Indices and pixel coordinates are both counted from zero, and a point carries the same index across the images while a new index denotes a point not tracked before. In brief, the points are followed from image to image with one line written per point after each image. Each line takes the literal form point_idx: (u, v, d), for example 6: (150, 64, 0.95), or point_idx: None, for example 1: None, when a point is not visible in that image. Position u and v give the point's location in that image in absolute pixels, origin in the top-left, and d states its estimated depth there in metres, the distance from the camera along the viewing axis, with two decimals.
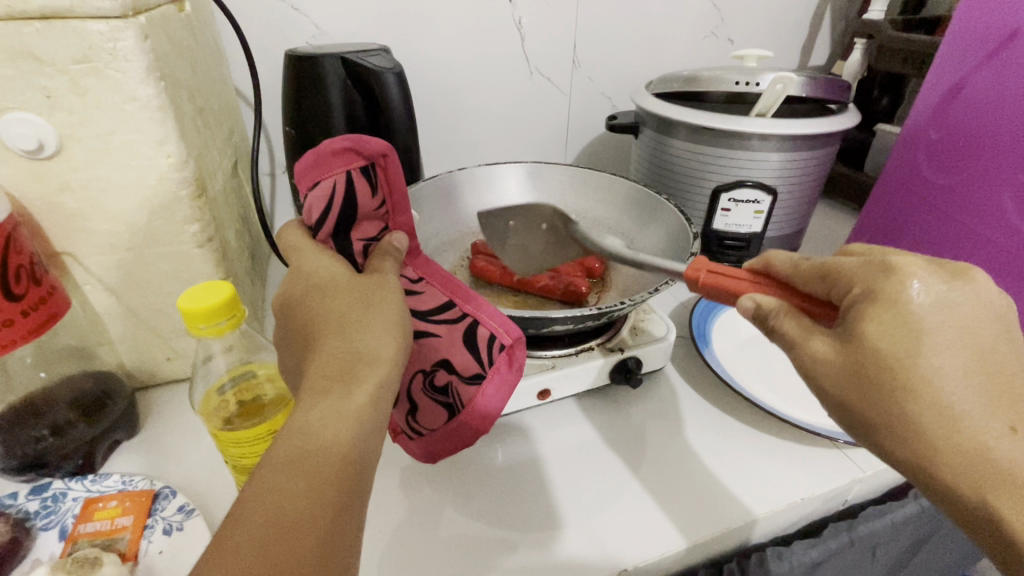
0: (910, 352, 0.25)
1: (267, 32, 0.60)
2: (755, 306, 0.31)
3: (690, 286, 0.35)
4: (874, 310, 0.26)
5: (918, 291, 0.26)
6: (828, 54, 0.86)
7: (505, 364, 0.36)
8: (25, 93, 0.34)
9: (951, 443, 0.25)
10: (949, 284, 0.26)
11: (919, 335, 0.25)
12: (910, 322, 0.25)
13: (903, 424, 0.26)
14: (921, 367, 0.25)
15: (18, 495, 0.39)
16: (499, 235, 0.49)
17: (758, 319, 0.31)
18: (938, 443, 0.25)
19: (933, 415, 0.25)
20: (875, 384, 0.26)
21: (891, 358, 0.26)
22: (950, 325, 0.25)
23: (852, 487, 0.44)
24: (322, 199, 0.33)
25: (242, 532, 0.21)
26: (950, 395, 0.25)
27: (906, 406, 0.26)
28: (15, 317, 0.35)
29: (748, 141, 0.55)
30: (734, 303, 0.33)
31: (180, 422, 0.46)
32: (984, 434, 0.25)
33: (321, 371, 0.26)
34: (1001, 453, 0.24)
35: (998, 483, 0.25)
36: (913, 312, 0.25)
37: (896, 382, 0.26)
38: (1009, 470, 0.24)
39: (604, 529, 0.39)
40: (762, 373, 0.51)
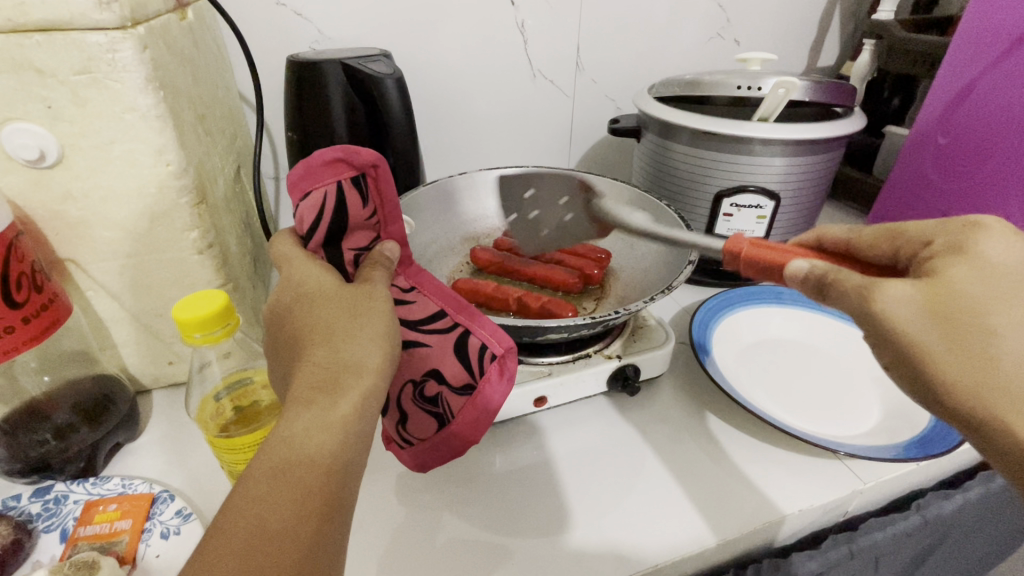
0: (996, 294, 0.25)
1: (270, 38, 0.60)
2: (811, 267, 0.30)
3: (728, 261, 0.34)
4: (955, 258, 0.27)
5: (995, 248, 0.26)
6: (836, 55, 0.85)
7: (496, 375, 0.36)
8: (26, 104, 0.34)
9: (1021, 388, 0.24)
10: (1021, 249, 0.27)
11: (1000, 283, 0.25)
12: (991, 272, 0.26)
13: (977, 368, 0.25)
14: (1002, 310, 0.25)
15: (22, 497, 0.40)
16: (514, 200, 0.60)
17: (812, 282, 0.30)
18: (1012, 390, 0.24)
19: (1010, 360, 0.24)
20: (958, 324, 0.25)
21: (973, 298, 0.25)
22: None
23: (853, 498, 0.43)
24: (312, 210, 0.33)
25: (227, 540, 0.22)
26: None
27: (987, 351, 0.25)
28: (17, 325, 0.35)
29: (752, 146, 0.54)
30: (788, 269, 0.32)
31: (181, 425, 0.47)
32: None
33: (307, 380, 0.26)
34: None
35: None
36: (991, 264, 0.26)
37: (978, 324, 0.25)
38: None
39: (599, 538, 0.39)
40: (763, 381, 0.51)
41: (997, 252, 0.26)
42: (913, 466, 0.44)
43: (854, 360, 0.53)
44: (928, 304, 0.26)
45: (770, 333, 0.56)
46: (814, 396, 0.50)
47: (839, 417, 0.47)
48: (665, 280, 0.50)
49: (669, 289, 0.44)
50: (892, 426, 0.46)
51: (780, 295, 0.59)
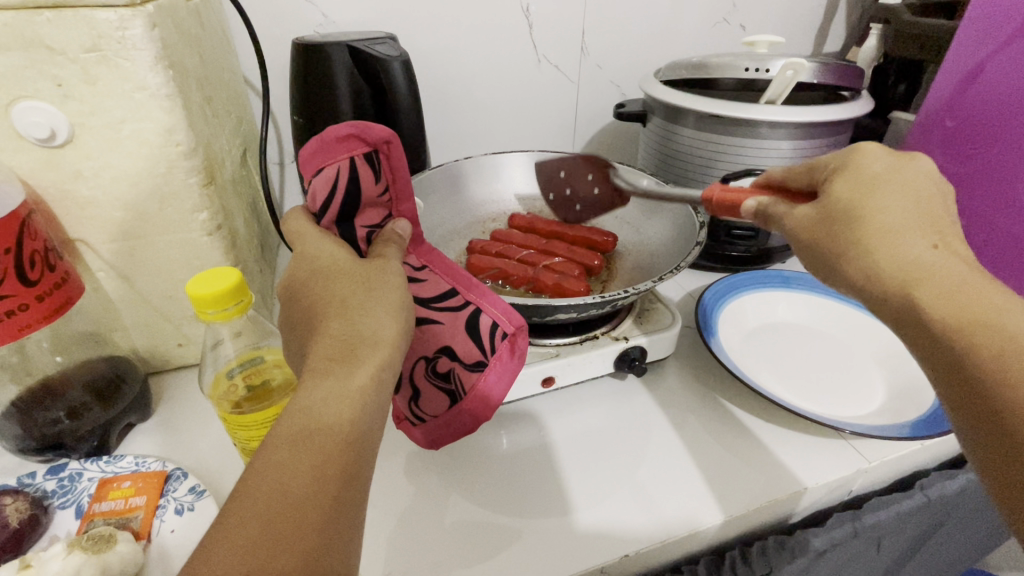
0: (863, 194, 0.30)
1: (274, 21, 0.60)
2: (757, 205, 0.36)
3: (706, 209, 0.38)
4: (841, 173, 0.31)
5: (873, 158, 0.31)
6: (843, 41, 0.84)
7: (508, 353, 0.36)
8: (37, 82, 0.34)
9: (891, 259, 0.28)
10: (896, 158, 0.31)
11: (872, 184, 0.30)
12: (868, 177, 0.30)
13: (853, 249, 0.29)
14: (870, 203, 0.29)
15: (36, 475, 0.40)
16: (551, 179, 0.53)
17: (758, 217, 0.36)
18: (881, 263, 0.28)
19: (885, 241, 0.28)
20: (841, 224, 0.30)
21: (847, 199, 0.30)
22: (893, 179, 0.30)
23: (858, 477, 0.44)
24: (325, 186, 0.33)
25: (249, 505, 0.22)
26: (892, 224, 0.29)
27: (858, 232, 0.29)
28: (30, 303, 0.35)
29: (758, 129, 0.54)
30: (740, 217, 0.37)
31: (192, 405, 0.47)
32: (917, 252, 0.28)
33: (323, 352, 0.27)
34: (928, 261, 0.27)
35: (927, 289, 0.27)
36: (866, 171, 0.31)
37: (852, 215, 0.30)
38: (936, 274, 0.27)
39: (608, 515, 0.40)
40: (769, 363, 0.51)
41: (873, 161, 0.31)
42: (917, 445, 0.45)
43: (861, 343, 0.53)
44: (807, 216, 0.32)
45: (776, 317, 0.57)
46: (820, 378, 0.50)
47: (845, 398, 0.48)
48: (673, 261, 0.50)
49: (677, 270, 0.44)
50: (897, 406, 0.46)
51: (786, 279, 0.59)
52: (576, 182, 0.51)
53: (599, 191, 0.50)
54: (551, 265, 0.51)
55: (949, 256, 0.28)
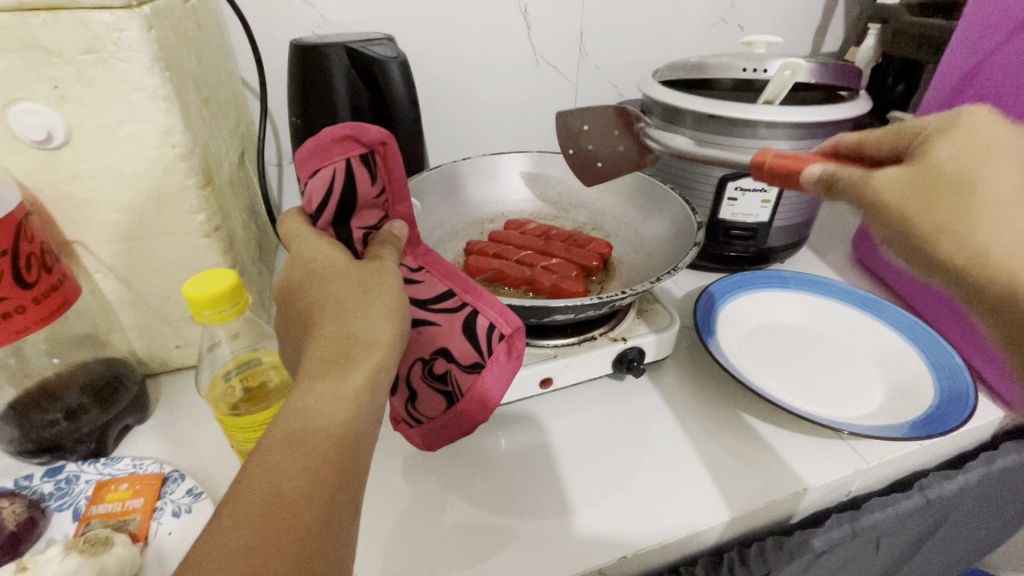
0: (963, 167, 0.23)
1: (272, 22, 0.60)
2: (824, 169, 0.28)
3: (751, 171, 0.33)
4: (944, 134, 0.24)
5: (982, 123, 0.24)
6: (841, 41, 0.84)
7: (505, 354, 0.36)
8: (33, 85, 0.34)
9: (1005, 242, 0.21)
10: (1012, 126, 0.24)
11: (982, 148, 0.23)
12: (977, 140, 0.23)
13: (950, 224, 0.22)
14: (976, 171, 0.22)
15: (34, 477, 0.40)
16: (573, 133, 0.51)
17: (822, 185, 0.29)
18: (985, 247, 0.21)
19: (993, 224, 0.21)
20: (936, 194, 0.23)
21: (943, 173, 0.23)
22: (1010, 147, 0.22)
23: (856, 478, 0.44)
24: (321, 187, 0.33)
25: (242, 508, 0.22)
26: (1008, 199, 0.21)
27: (961, 206, 0.22)
28: (27, 305, 0.35)
29: (756, 129, 0.54)
30: (801, 184, 0.30)
31: (190, 407, 0.47)
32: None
33: (319, 354, 0.27)
34: None
35: None
36: (974, 136, 0.23)
37: (953, 184, 0.22)
38: None
39: (606, 516, 0.39)
40: (767, 364, 0.51)
41: (984, 124, 0.24)
42: (915, 445, 0.45)
43: (859, 343, 0.53)
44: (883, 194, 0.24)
45: (774, 318, 0.57)
46: (818, 379, 0.50)
47: (842, 399, 0.48)
48: (671, 262, 0.50)
49: (675, 270, 0.44)
50: (895, 406, 0.46)
51: (784, 279, 0.59)
52: (600, 139, 0.50)
53: (623, 148, 0.49)
54: (548, 266, 0.51)
55: None
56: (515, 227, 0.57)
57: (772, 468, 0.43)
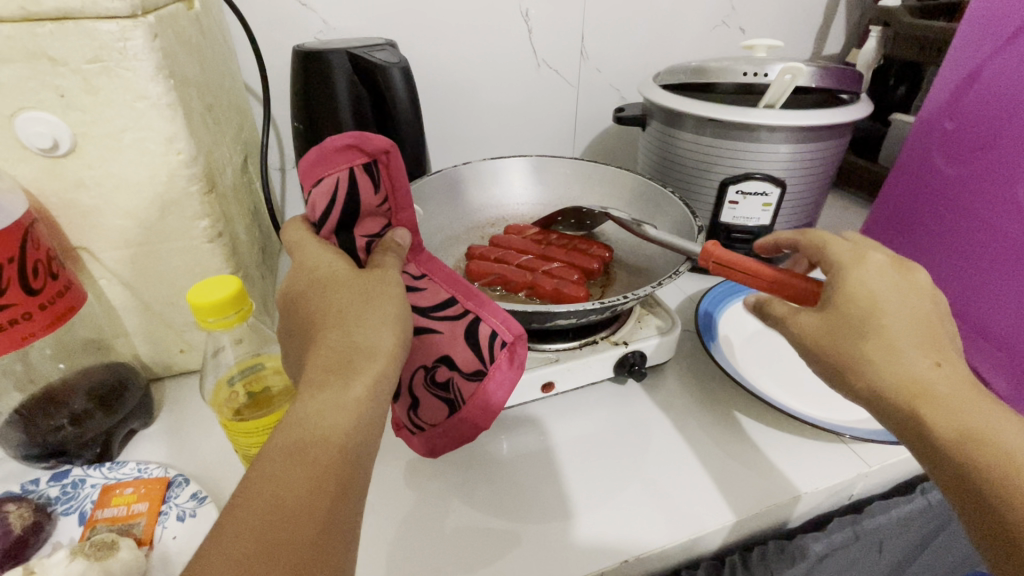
0: (867, 299, 0.32)
1: (275, 28, 0.60)
2: (756, 302, 0.39)
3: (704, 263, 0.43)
4: (848, 280, 0.33)
5: (873, 273, 0.33)
6: (843, 43, 0.84)
7: (507, 361, 0.36)
8: (40, 93, 0.35)
9: (904, 379, 0.30)
10: (897, 275, 0.33)
11: (879, 301, 0.31)
12: (883, 290, 0.32)
13: (859, 359, 0.31)
14: (885, 318, 0.31)
15: (40, 481, 0.41)
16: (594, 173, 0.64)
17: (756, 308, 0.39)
18: (897, 381, 0.30)
19: (892, 360, 0.30)
20: (856, 333, 0.31)
21: (845, 294, 0.32)
22: (902, 295, 0.32)
23: (858, 482, 0.44)
24: (325, 196, 0.33)
25: (243, 519, 0.22)
26: (901, 341, 0.31)
27: (866, 349, 0.31)
28: (33, 311, 0.36)
29: (757, 133, 0.54)
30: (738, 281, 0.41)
31: (194, 411, 0.48)
32: (920, 369, 0.30)
33: (320, 364, 0.27)
34: (936, 384, 0.30)
35: (931, 407, 0.29)
36: (871, 288, 0.32)
37: (867, 327, 0.31)
38: (946, 396, 0.29)
39: (607, 521, 0.40)
40: (769, 367, 0.51)
41: (874, 274, 0.33)
42: None
43: None
44: (884, 303, 0.31)
45: None
46: (821, 382, 0.50)
47: (844, 403, 0.48)
48: (672, 266, 0.50)
49: (676, 274, 0.44)
50: None
51: None
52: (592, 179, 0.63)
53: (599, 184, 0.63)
54: (550, 270, 0.51)
55: (952, 380, 0.30)
56: (515, 230, 0.57)
57: (772, 472, 0.43)
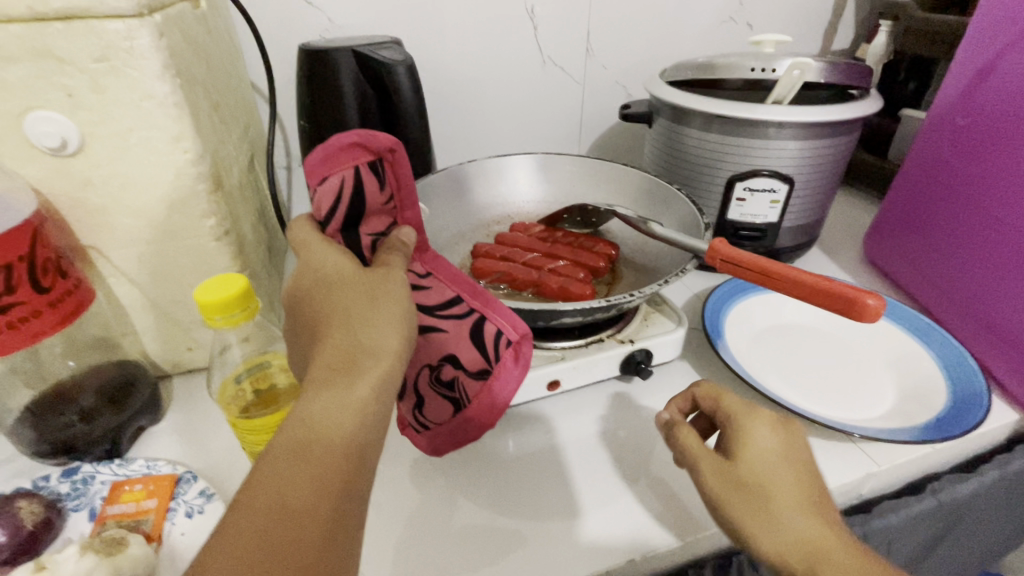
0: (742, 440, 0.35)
1: (281, 27, 0.60)
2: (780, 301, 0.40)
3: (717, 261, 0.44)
4: (733, 457, 0.34)
5: (762, 435, 0.35)
6: (852, 37, 0.83)
7: (512, 360, 0.36)
8: (48, 93, 0.35)
9: (829, 561, 0.30)
10: (777, 438, 0.35)
11: (770, 493, 0.32)
12: (751, 463, 0.34)
13: (806, 543, 0.31)
14: (782, 505, 0.32)
15: (50, 478, 0.41)
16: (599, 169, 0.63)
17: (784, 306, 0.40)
18: (813, 562, 0.30)
19: (761, 525, 0.32)
20: (761, 509, 0.32)
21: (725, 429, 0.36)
22: (773, 461, 0.34)
23: (867, 482, 0.43)
24: (331, 195, 0.33)
25: (248, 517, 0.23)
26: (786, 517, 0.32)
27: (779, 518, 0.32)
28: (43, 309, 0.36)
29: (765, 130, 0.53)
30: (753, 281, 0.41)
31: (201, 409, 0.48)
32: (798, 528, 0.31)
33: (325, 363, 0.27)
34: (798, 527, 0.31)
35: (826, 562, 0.30)
36: (751, 453, 0.34)
37: (763, 496, 0.32)
38: (811, 540, 0.31)
39: (613, 520, 0.39)
40: (776, 366, 0.51)
41: (761, 440, 0.35)
42: (927, 448, 0.44)
43: (872, 343, 0.53)
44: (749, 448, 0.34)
45: (784, 318, 0.56)
46: (829, 381, 0.49)
47: (852, 401, 0.47)
48: (678, 263, 0.50)
49: (682, 272, 0.44)
50: (907, 408, 0.46)
51: None
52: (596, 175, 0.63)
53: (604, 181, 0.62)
54: (556, 268, 0.51)
55: (823, 530, 0.31)
56: (521, 228, 0.57)
57: None
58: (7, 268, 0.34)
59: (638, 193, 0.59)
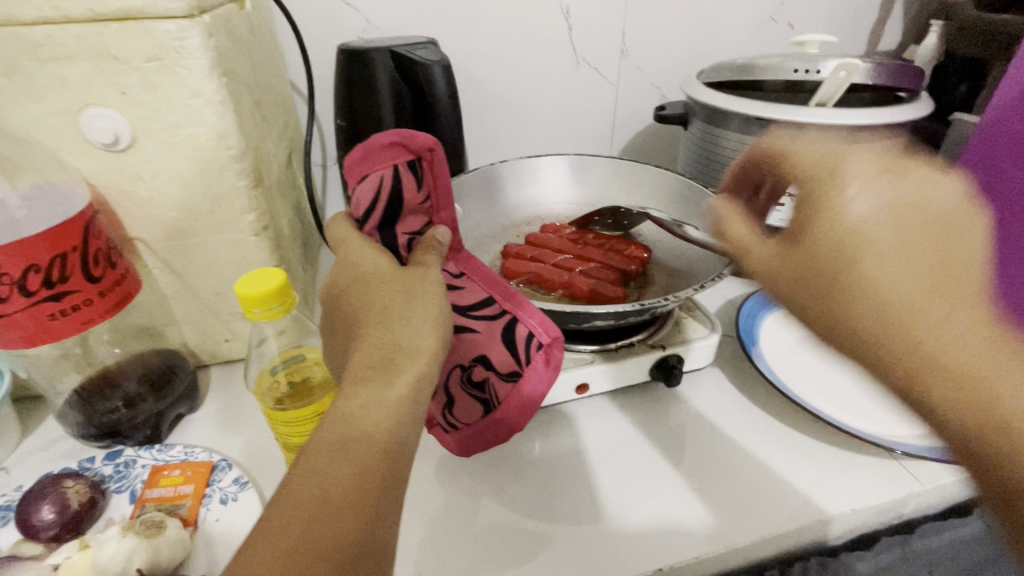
0: (874, 263, 0.27)
1: (320, 27, 0.61)
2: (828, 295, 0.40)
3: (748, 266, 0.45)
4: (819, 226, 0.29)
5: (858, 202, 0.28)
6: (900, 38, 0.80)
7: (542, 363, 0.36)
8: (103, 90, 0.36)
9: (917, 328, 0.26)
10: (897, 199, 0.28)
11: (864, 241, 0.27)
12: (856, 235, 0.28)
13: (885, 309, 0.27)
14: (869, 263, 0.27)
15: (95, 460, 0.43)
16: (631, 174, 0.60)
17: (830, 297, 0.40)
18: (898, 318, 0.26)
19: (872, 268, 0.27)
20: (826, 285, 0.29)
21: (855, 271, 0.27)
22: (887, 225, 0.27)
23: (908, 501, 0.42)
24: (369, 193, 0.34)
25: (290, 513, 0.23)
26: (894, 280, 0.26)
27: (846, 300, 0.28)
28: (94, 298, 0.38)
29: (808, 132, 0.52)
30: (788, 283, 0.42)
31: (237, 399, 0.49)
32: (919, 315, 0.26)
33: (363, 360, 0.27)
34: (877, 280, 0.27)
35: (923, 360, 0.26)
36: (845, 221, 0.28)
37: (844, 282, 0.28)
38: (919, 339, 0.26)
39: (641, 527, 0.39)
40: (813, 377, 0.49)
41: (860, 205, 0.28)
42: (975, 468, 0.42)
43: None
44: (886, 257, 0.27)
45: None
46: (870, 395, 0.47)
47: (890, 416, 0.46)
48: (714, 269, 0.49)
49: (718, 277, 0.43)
50: None
51: None
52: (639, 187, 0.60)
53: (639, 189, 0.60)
54: (587, 270, 0.50)
55: (920, 278, 0.26)
56: (552, 229, 0.57)
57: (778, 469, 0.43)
58: (61, 258, 0.35)
59: (672, 197, 0.58)
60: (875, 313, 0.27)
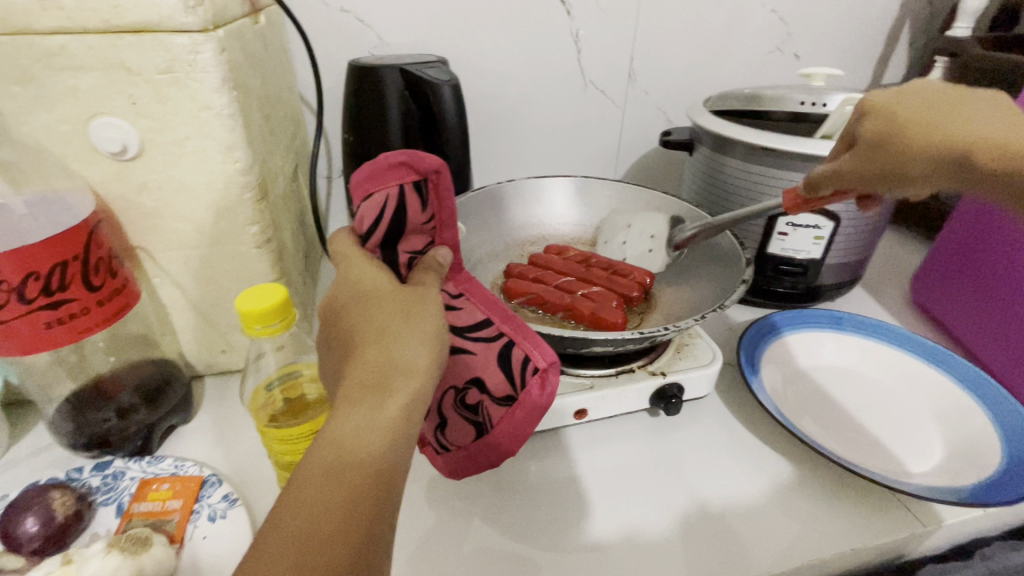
0: (924, 112, 0.37)
1: (332, 43, 0.62)
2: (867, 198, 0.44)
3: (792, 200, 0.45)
4: (887, 115, 0.39)
5: (874, 102, 0.40)
6: (905, 72, 0.81)
7: (538, 388, 0.35)
8: (115, 101, 0.36)
9: (982, 144, 0.35)
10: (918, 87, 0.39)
11: (932, 105, 0.37)
12: (944, 103, 0.37)
13: (950, 142, 0.36)
14: (953, 120, 0.36)
15: (83, 470, 0.42)
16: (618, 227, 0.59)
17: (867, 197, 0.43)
18: (965, 145, 0.36)
19: (938, 126, 0.36)
20: (910, 144, 0.37)
21: (914, 130, 0.37)
22: (923, 103, 0.38)
23: (908, 542, 0.41)
24: (373, 211, 0.34)
25: (280, 541, 0.22)
26: (982, 122, 0.36)
27: (923, 146, 0.37)
28: (91, 307, 0.37)
29: (812, 164, 0.52)
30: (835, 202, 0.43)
31: (230, 412, 0.48)
32: (972, 128, 0.36)
33: (358, 379, 0.27)
34: (995, 130, 0.35)
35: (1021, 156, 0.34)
36: (901, 101, 0.39)
37: (914, 140, 0.37)
38: (990, 141, 0.35)
39: (636, 558, 0.38)
40: (814, 410, 0.49)
41: (877, 104, 0.40)
42: (977, 510, 0.41)
43: (921, 394, 0.50)
44: (926, 115, 0.37)
45: (822, 360, 0.54)
46: (872, 431, 0.47)
47: (894, 452, 0.45)
48: (716, 298, 0.49)
49: (721, 307, 0.43)
50: (956, 467, 0.43)
51: (840, 321, 0.56)
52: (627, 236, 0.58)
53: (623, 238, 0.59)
54: (588, 294, 0.50)
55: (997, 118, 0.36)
56: (556, 250, 0.57)
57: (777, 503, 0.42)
58: (62, 265, 0.35)
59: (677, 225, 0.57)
60: (946, 152, 0.36)
